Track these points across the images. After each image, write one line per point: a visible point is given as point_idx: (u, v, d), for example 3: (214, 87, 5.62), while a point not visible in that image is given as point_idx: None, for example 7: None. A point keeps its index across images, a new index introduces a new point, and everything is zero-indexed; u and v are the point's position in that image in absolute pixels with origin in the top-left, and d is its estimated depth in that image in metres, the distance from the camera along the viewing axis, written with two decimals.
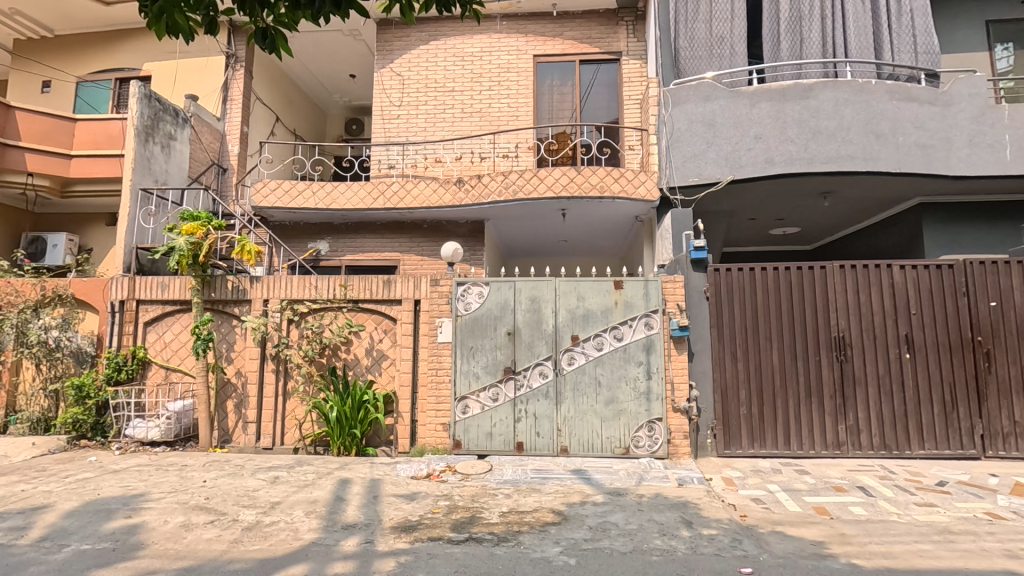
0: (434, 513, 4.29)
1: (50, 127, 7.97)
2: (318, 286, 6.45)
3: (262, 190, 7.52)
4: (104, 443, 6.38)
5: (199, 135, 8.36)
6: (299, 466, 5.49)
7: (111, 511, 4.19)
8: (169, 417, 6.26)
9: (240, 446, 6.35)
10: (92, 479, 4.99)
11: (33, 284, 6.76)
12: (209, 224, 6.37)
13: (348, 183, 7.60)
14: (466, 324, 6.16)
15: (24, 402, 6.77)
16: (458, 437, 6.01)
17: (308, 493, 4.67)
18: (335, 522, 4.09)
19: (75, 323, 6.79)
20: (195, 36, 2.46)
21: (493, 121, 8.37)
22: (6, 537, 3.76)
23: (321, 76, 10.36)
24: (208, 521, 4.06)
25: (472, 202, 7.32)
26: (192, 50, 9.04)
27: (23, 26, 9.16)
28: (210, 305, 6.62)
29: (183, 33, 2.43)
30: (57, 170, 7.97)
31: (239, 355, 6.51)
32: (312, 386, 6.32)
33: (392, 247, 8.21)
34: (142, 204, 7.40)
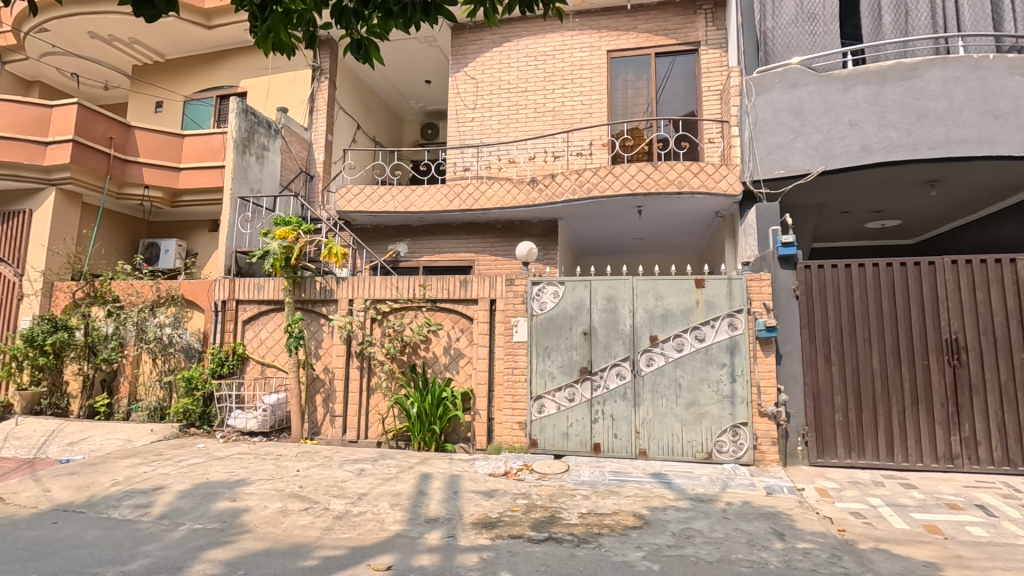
0: (513, 511, 4.32)
1: (163, 144, 8.81)
2: (399, 287, 6.70)
3: (346, 195, 7.91)
4: (210, 431, 6.95)
5: (290, 145, 8.92)
6: (382, 460, 5.71)
7: (218, 494, 4.55)
8: (265, 409, 6.72)
9: (328, 438, 6.70)
10: (201, 464, 5.45)
11: (151, 286, 7.51)
12: (299, 229, 6.77)
13: (426, 186, 7.84)
14: (542, 324, 6.17)
15: (143, 392, 7.50)
16: (534, 436, 6.02)
17: (392, 486, 4.85)
18: (418, 515, 4.22)
19: (184, 321, 7.43)
20: (297, 53, 2.59)
21: (566, 120, 8.32)
22: (133, 514, 4.18)
23: (399, 83, 10.72)
24: (302, 508, 4.31)
25: (546, 201, 7.32)
26: (282, 65, 9.65)
27: (140, 53, 10.16)
28: (301, 304, 7.04)
29: (286, 51, 2.55)
30: (168, 182, 8.78)
31: (327, 352, 6.87)
32: (394, 383, 6.58)
33: (467, 248, 8.37)
34: (240, 211, 8.01)
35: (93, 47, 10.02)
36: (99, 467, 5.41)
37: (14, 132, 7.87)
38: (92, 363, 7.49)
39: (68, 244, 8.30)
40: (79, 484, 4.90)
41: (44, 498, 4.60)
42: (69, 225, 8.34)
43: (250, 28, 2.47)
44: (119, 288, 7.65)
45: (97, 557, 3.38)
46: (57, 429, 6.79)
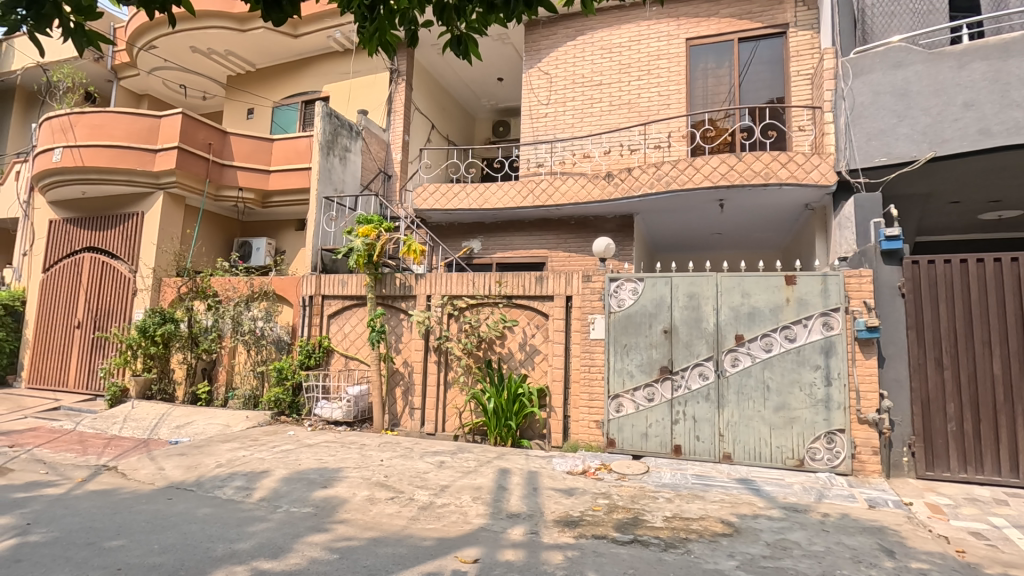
0: (594, 511, 4.26)
1: (255, 148, 9.38)
2: (475, 283, 6.78)
3: (422, 194, 8.13)
4: (298, 419, 7.32)
5: (370, 146, 9.26)
6: (461, 453, 5.80)
7: (313, 480, 4.80)
8: (349, 400, 6.99)
9: (407, 430, 6.89)
10: (293, 450, 5.77)
11: (246, 282, 8.01)
12: (380, 227, 7.04)
13: (500, 183, 7.88)
14: (620, 321, 6.05)
15: (238, 381, 8.01)
16: (612, 435, 5.91)
17: (473, 480, 4.91)
18: (500, 509, 4.25)
19: (275, 315, 7.87)
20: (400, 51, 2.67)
21: (642, 112, 8.11)
22: (238, 495, 4.49)
23: (471, 82, 10.84)
24: (389, 497, 4.45)
25: (622, 196, 7.15)
26: (362, 69, 10.02)
27: (235, 64, 10.87)
28: (382, 299, 7.28)
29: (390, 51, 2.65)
30: (259, 184, 9.32)
31: (406, 346, 7.08)
32: (470, 377, 6.65)
33: (540, 244, 8.34)
34: (325, 210, 8.40)
35: (194, 61, 10.82)
36: (204, 449, 5.84)
37: (129, 141, 8.63)
38: (194, 353, 8.12)
39: (174, 243, 9.02)
40: (188, 465, 5.32)
41: (160, 475, 5.04)
42: (174, 226, 9.07)
43: (359, 28, 2.61)
44: (218, 283, 8.23)
45: (209, 533, 3.63)
46: (166, 413, 7.40)
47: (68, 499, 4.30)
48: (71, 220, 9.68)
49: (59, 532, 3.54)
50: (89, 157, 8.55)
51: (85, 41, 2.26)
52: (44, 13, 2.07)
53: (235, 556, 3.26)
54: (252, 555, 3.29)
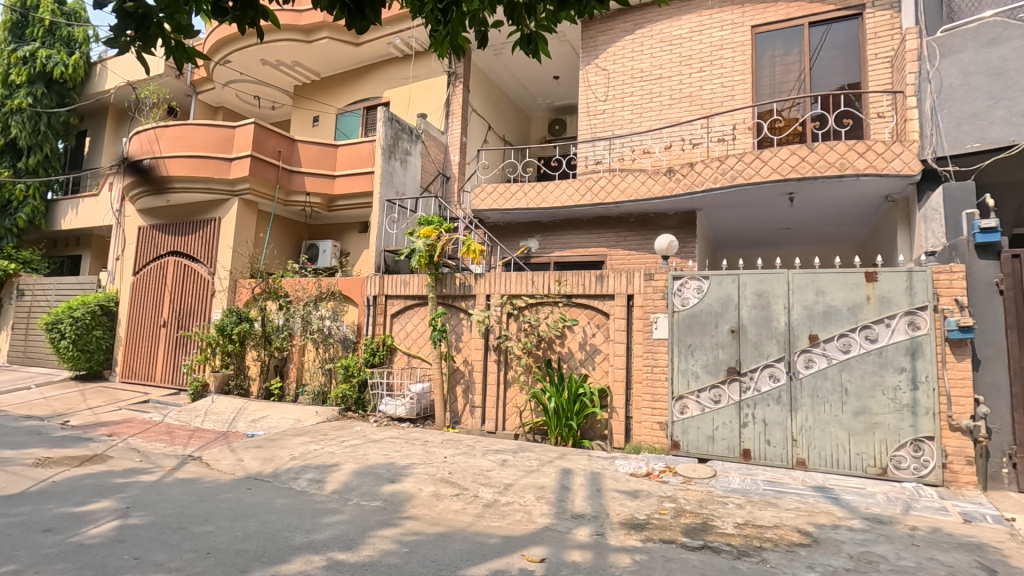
0: (661, 514, 4.16)
1: (321, 154, 9.76)
2: (534, 282, 6.79)
3: (480, 194, 8.23)
4: (364, 415, 7.55)
5: (429, 149, 9.46)
6: (522, 452, 5.82)
7: (381, 475, 4.95)
8: (412, 398, 7.15)
9: (468, 428, 6.97)
10: (360, 445, 5.97)
11: (314, 283, 8.36)
12: (441, 227, 7.15)
13: (558, 181, 7.84)
14: (683, 320, 5.88)
15: (308, 377, 8.35)
16: (676, 437, 5.75)
17: (536, 479, 4.91)
18: (564, 509, 4.22)
19: (342, 314, 8.17)
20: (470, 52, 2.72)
21: (704, 105, 7.85)
22: (313, 487, 4.69)
23: (528, 82, 10.85)
24: (453, 494, 4.53)
25: (684, 191, 6.95)
26: (421, 74, 10.23)
27: (301, 74, 11.36)
28: (442, 299, 7.42)
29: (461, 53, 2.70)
30: (325, 188, 9.68)
31: (466, 345, 7.17)
32: (530, 377, 6.64)
33: (599, 243, 8.25)
34: (387, 212, 8.65)
35: (265, 73, 11.38)
36: (279, 443, 6.13)
37: (207, 151, 9.19)
38: (267, 350, 8.55)
39: (248, 246, 9.55)
40: (264, 457, 5.61)
41: (240, 466, 5.33)
42: (248, 230, 9.59)
43: (431, 31, 2.68)
44: (288, 284, 8.63)
45: (286, 523, 3.80)
46: (242, 408, 7.84)
47: (161, 485, 4.63)
48: (156, 227, 10.41)
49: (154, 516, 3.81)
50: (172, 167, 9.17)
51: (184, 57, 2.42)
52: (150, 33, 2.24)
53: (311, 546, 3.39)
54: (327, 546, 3.41)
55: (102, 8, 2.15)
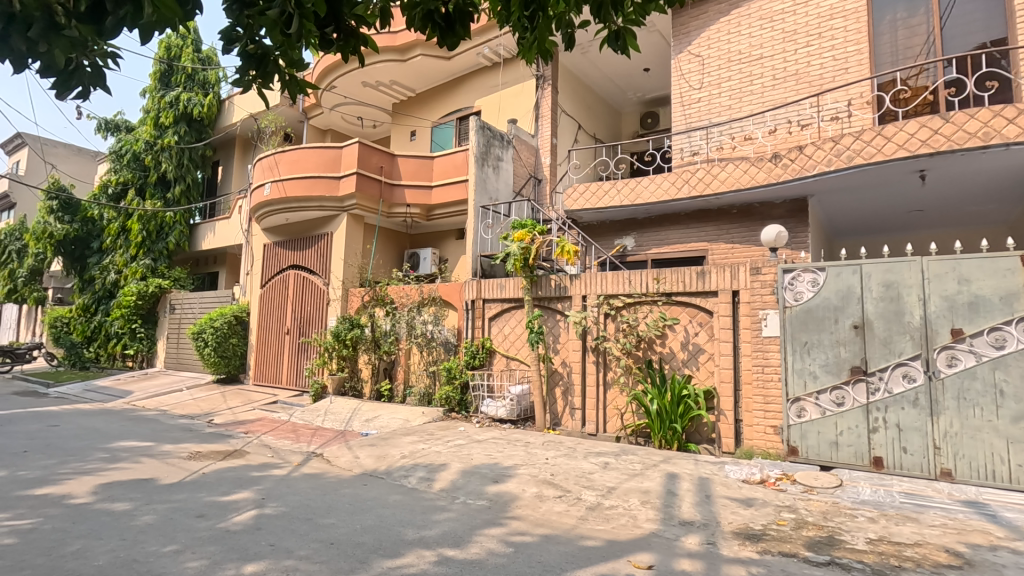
0: (780, 525, 3.87)
1: (419, 167, 10.23)
2: (631, 281, 6.64)
3: (572, 194, 8.22)
4: (467, 415, 7.79)
5: (520, 153, 9.59)
6: (625, 455, 5.70)
7: (486, 475, 5.07)
8: (512, 399, 7.26)
9: (568, 430, 6.95)
10: (465, 445, 6.17)
11: (417, 289, 8.78)
12: (534, 229, 7.23)
13: (652, 176, 7.62)
14: (798, 316, 5.45)
15: (414, 379, 8.76)
16: (794, 443, 5.33)
17: (640, 483, 4.79)
18: (672, 516, 4.07)
19: (443, 318, 8.50)
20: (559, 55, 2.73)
21: (814, 82, 7.25)
22: (423, 485, 4.93)
23: (617, 77, 10.64)
24: (556, 495, 4.54)
25: (793, 177, 6.45)
26: (510, 80, 10.40)
27: (398, 92, 11.99)
28: (538, 301, 7.47)
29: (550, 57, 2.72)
30: (423, 198, 10.11)
31: (564, 346, 7.16)
32: (631, 378, 6.49)
33: (699, 237, 7.89)
34: (483, 218, 8.88)
35: (366, 94, 12.15)
36: (390, 441, 6.50)
37: (319, 171, 9.99)
38: (377, 354, 9.10)
39: (357, 257, 10.23)
40: (378, 454, 5.98)
41: (357, 463, 5.73)
42: (357, 242, 10.27)
43: (519, 39, 2.73)
44: (394, 292, 9.15)
45: (399, 518, 4.01)
46: (357, 408, 8.41)
47: (290, 479, 5.09)
48: (279, 244, 11.46)
49: (286, 507, 4.20)
50: (290, 189, 10.07)
51: (298, 89, 2.64)
52: (268, 69, 2.47)
53: (423, 541, 3.56)
54: (437, 542, 3.56)
55: (230, 52, 2.40)
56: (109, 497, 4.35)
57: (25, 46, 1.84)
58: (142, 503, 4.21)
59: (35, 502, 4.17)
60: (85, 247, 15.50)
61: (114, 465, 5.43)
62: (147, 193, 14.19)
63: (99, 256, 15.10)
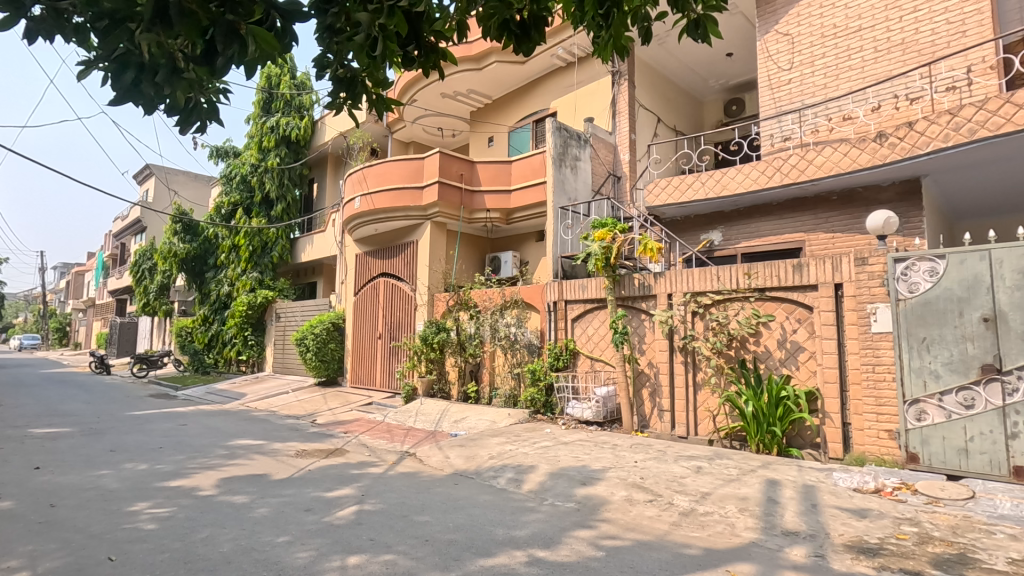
0: (900, 539, 3.53)
1: (498, 172, 10.39)
2: (720, 277, 6.36)
3: (654, 190, 8.01)
4: (553, 417, 7.79)
5: (598, 152, 9.48)
6: (719, 459, 5.46)
7: (574, 477, 5.05)
8: (598, 401, 7.18)
9: (657, 432, 6.75)
10: (552, 447, 6.18)
11: (499, 293, 8.93)
12: (615, 228, 7.10)
13: (740, 166, 7.25)
14: (914, 310, 4.94)
15: (499, 381, 8.89)
16: (914, 449, 4.83)
17: (737, 489, 4.56)
18: (774, 525, 3.84)
19: (526, 321, 8.57)
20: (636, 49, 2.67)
21: (923, 51, 6.57)
22: (512, 486, 4.99)
23: (698, 65, 10.22)
24: (648, 500, 4.43)
25: (901, 157, 5.88)
26: (585, 78, 10.33)
27: (475, 100, 12.27)
28: (622, 301, 7.34)
29: (627, 52, 2.66)
30: (503, 203, 10.25)
31: (650, 347, 6.98)
32: (723, 379, 6.21)
33: (794, 228, 7.39)
34: (562, 219, 8.85)
35: (445, 104, 12.53)
36: (479, 442, 6.64)
37: (404, 182, 10.44)
38: (463, 357, 9.34)
39: (441, 263, 10.56)
40: (467, 455, 6.14)
41: (448, 463, 5.91)
42: (440, 249, 10.61)
43: (595, 38, 2.71)
44: (477, 296, 9.35)
45: (491, 518, 4.08)
46: (446, 410, 8.68)
47: (387, 477, 5.35)
48: (369, 253, 12.09)
49: (384, 504, 4.41)
50: (378, 201, 10.60)
51: (384, 107, 2.78)
52: (356, 89, 2.62)
53: (513, 541, 3.60)
54: (528, 543, 3.58)
55: (323, 77, 2.57)
56: (230, 490, 4.80)
57: (154, 90, 2.07)
58: (258, 496, 4.60)
59: (170, 492, 4.69)
60: (203, 263, 17.20)
61: (233, 460, 5.97)
62: (253, 212, 15.49)
63: (215, 271, 16.70)
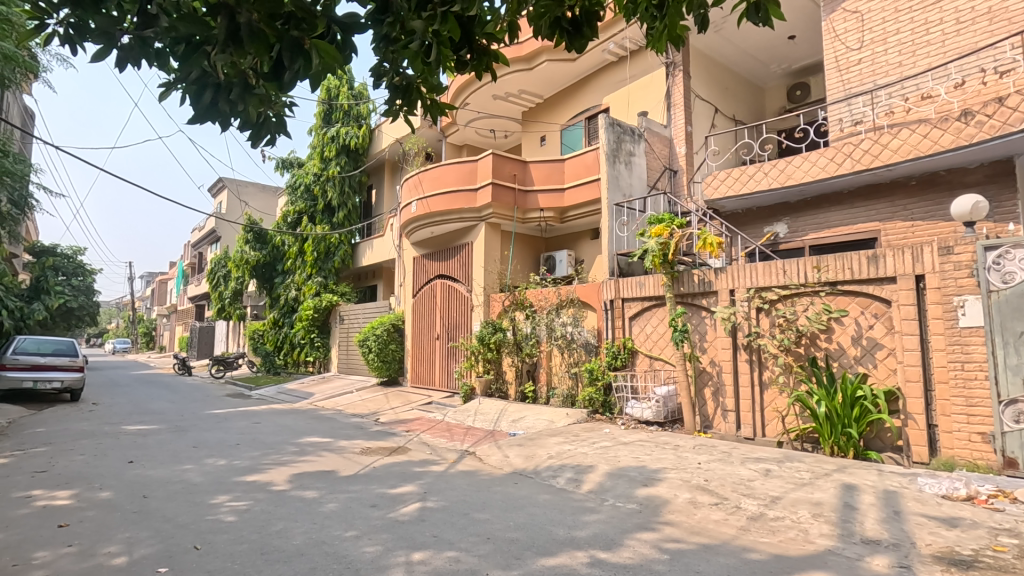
0: (997, 552, 3.24)
1: (551, 171, 10.36)
2: (787, 271, 6.07)
3: (713, 183, 7.78)
4: (612, 417, 7.66)
5: (653, 146, 9.28)
6: (789, 462, 5.21)
7: (636, 478, 4.95)
8: (658, 400, 7.02)
9: (722, 433, 6.51)
10: (611, 447, 6.10)
11: (555, 292, 8.91)
12: (673, 224, 6.93)
13: (806, 153, 6.90)
14: (1008, 302, 4.56)
15: (556, 381, 8.86)
16: (1012, 454, 4.46)
17: (809, 493, 4.33)
18: (853, 532, 3.62)
19: (582, 319, 8.51)
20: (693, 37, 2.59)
21: (1014, 18, 6.03)
22: (572, 486, 4.96)
23: (758, 51, 9.81)
24: (713, 503, 4.29)
25: (989, 136, 5.42)
26: (639, 71, 10.14)
27: (527, 100, 12.30)
28: (681, 298, 7.14)
29: (684, 41, 2.58)
30: (556, 201, 10.20)
31: (712, 345, 6.76)
32: (792, 378, 5.93)
33: (868, 217, 6.95)
34: (617, 216, 8.71)
35: (497, 106, 12.63)
36: (537, 442, 6.64)
37: (458, 185, 10.60)
38: (519, 357, 9.37)
39: (496, 264, 10.64)
40: (526, 454, 6.16)
41: (507, 462, 5.95)
42: (495, 249, 10.68)
43: (647, 30, 2.65)
44: (533, 295, 9.37)
45: (551, 518, 4.08)
46: (504, 409, 8.74)
47: (448, 475, 5.45)
48: (426, 256, 12.35)
49: (445, 502, 4.49)
50: (434, 204, 10.82)
51: (438, 111, 2.82)
52: (411, 95, 2.68)
53: (574, 542, 3.57)
54: (589, 543, 3.55)
55: (380, 86, 2.64)
56: (301, 485, 5.03)
57: (228, 107, 2.18)
58: (326, 492, 4.80)
59: (247, 486, 4.97)
60: (272, 269, 18.12)
61: (303, 457, 6.26)
62: (317, 220, 16.18)
63: (283, 277, 17.55)
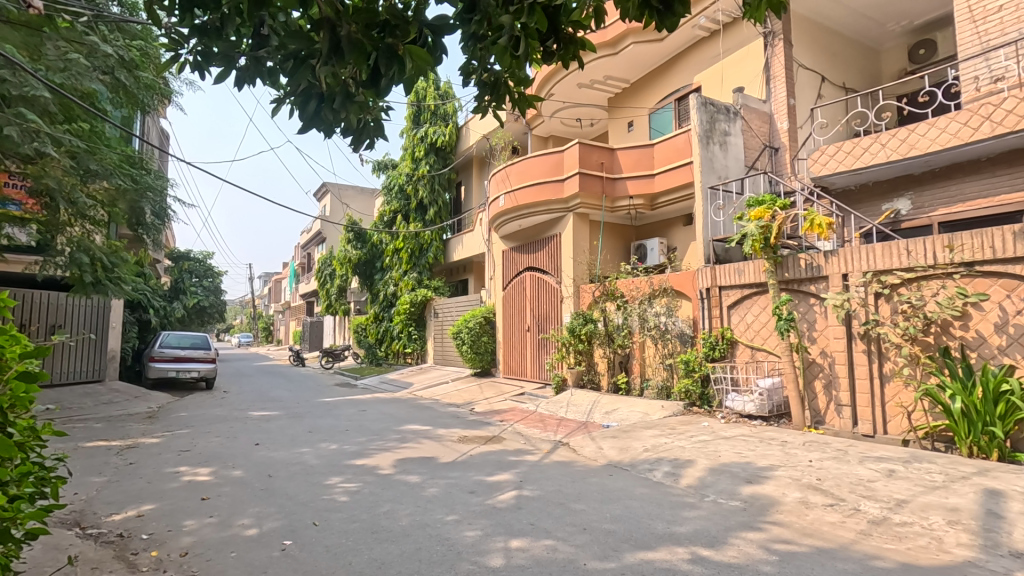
0: None
1: (640, 156, 10.07)
2: (911, 252, 5.47)
3: (821, 158, 7.16)
4: (710, 410, 7.34)
5: (750, 123, 8.74)
6: (917, 463, 4.71)
7: (739, 475, 4.72)
8: (761, 393, 6.64)
9: (835, 429, 6.03)
10: (710, 441, 5.86)
11: (646, 281, 8.69)
12: (774, 205, 6.47)
13: (934, 119, 6.16)
14: None
15: (650, 372, 8.64)
16: None
17: (943, 498, 3.90)
18: (998, 544, 3.22)
19: (676, 309, 8.26)
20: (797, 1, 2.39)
21: None
22: (671, 480, 4.83)
23: (872, 10, 8.87)
24: (827, 504, 3.99)
25: None
26: (733, 45, 9.55)
27: (613, 86, 12.03)
28: (785, 285, 6.69)
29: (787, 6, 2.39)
30: (646, 188, 9.90)
31: (822, 334, 6.28)
32: (919, 370, 5.35)
33: (1013, 186, 6.08)
34: (712, 200, 8.26)
35: (582, 94, 12.45)
36: (632, 434, 6.54)
37: (545, 177, 10.60)
38: (611, 347, 9.26)
39: (585, 255, 10.52)
40: (621, 446, 6.08)
41: (601, 454, 5.91)
42: (584, 240, 10.57)
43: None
44: (624, 286, 9.22)
45: (649, 511, 4.00)
46: (597, 401, 8.68)
47: (543, 465, 5.51)
48: (515, 249, 12.51)
49: (541, 491, 4.55)
50: (521, 197, 10.91)
51: (526, 104, 2.83)
52: (500, 89, 2.71)
53: (674, 537, 3.48)
54: (690, 539, 3.44)
55: (470, 84, 2.71)
56: (404, 470, 5.33)
57: (331, 116, 2.34)
58: (428, 477, 5.04)
59: (357, 469, 5.35)
60: (372, 267, 19.20)
61: (405, 444, 6.61)
62: (411, 218, 16.92)
63: (381, 273, 18.55)
